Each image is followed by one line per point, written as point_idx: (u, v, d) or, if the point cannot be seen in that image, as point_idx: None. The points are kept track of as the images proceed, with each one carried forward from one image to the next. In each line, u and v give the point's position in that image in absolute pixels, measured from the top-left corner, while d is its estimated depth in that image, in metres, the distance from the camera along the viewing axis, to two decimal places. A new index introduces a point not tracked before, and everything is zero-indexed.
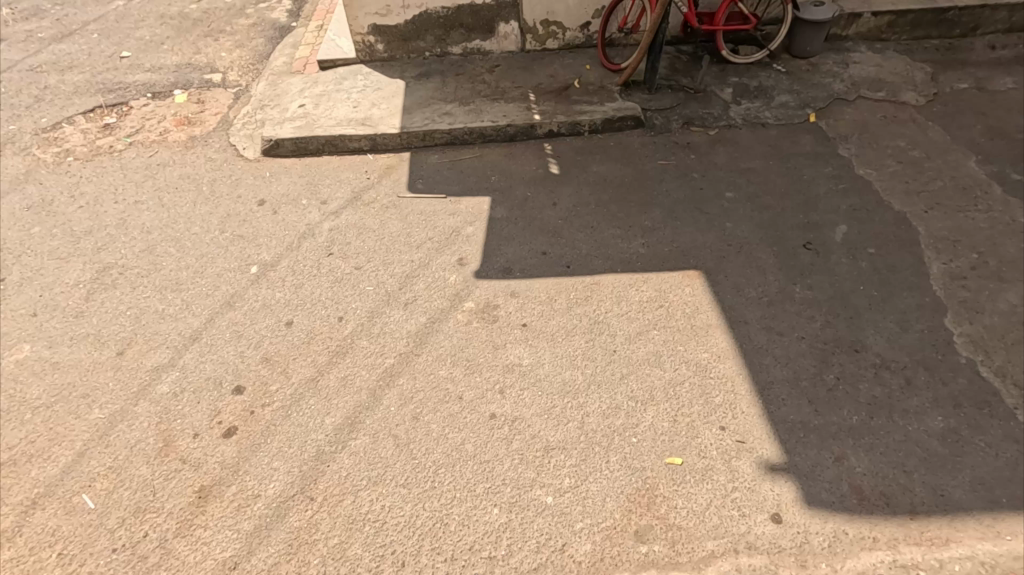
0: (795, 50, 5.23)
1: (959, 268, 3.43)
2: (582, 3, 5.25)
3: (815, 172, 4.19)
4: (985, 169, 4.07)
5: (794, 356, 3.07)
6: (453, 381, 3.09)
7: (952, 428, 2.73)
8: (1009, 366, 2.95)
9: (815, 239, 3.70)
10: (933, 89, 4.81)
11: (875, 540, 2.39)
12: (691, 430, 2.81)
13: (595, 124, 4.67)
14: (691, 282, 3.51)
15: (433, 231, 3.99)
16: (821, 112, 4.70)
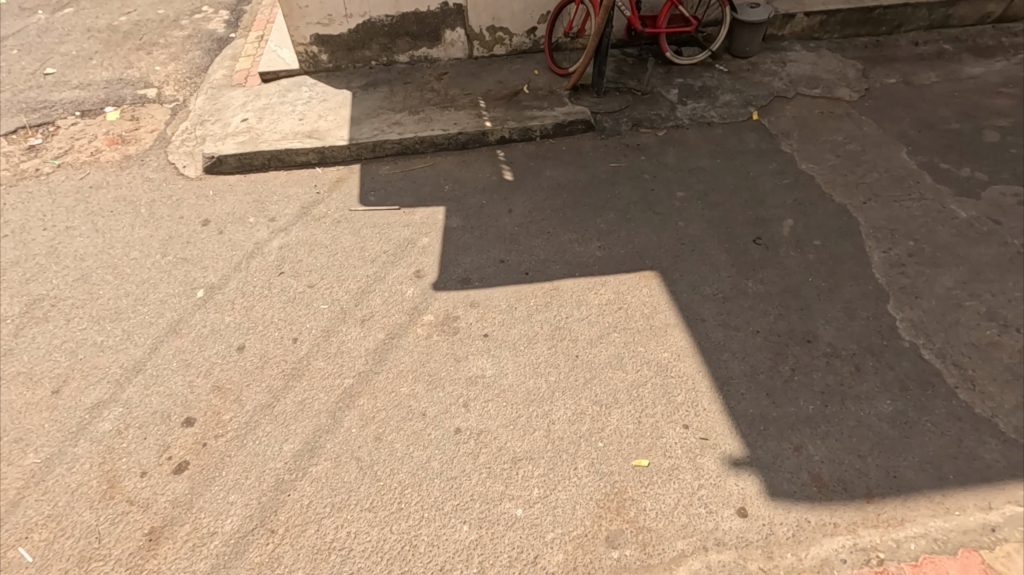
0: (734, 51, 5.39)
1: (898, 256, 3.60)
2: (527, 9, 5.27)
3: (760, 168, 4.32)
4: (916, 160, 4.28)
5: (750, 350, 3.15)
6: (416, 398, 3.02)
7: (900, 410, 2.84)
8: (949, 347, 3.09)
9: (764, 235, 3.80)
10: (864, 85, 5.04)
11: (836, 526, 2.47)
12: (656, 431, 2.83)
13: (546, 129, 4.68)
14: (648, 282, 3.56)
15: (387, 244, 3.91)
16: (763, 109, 4.85)
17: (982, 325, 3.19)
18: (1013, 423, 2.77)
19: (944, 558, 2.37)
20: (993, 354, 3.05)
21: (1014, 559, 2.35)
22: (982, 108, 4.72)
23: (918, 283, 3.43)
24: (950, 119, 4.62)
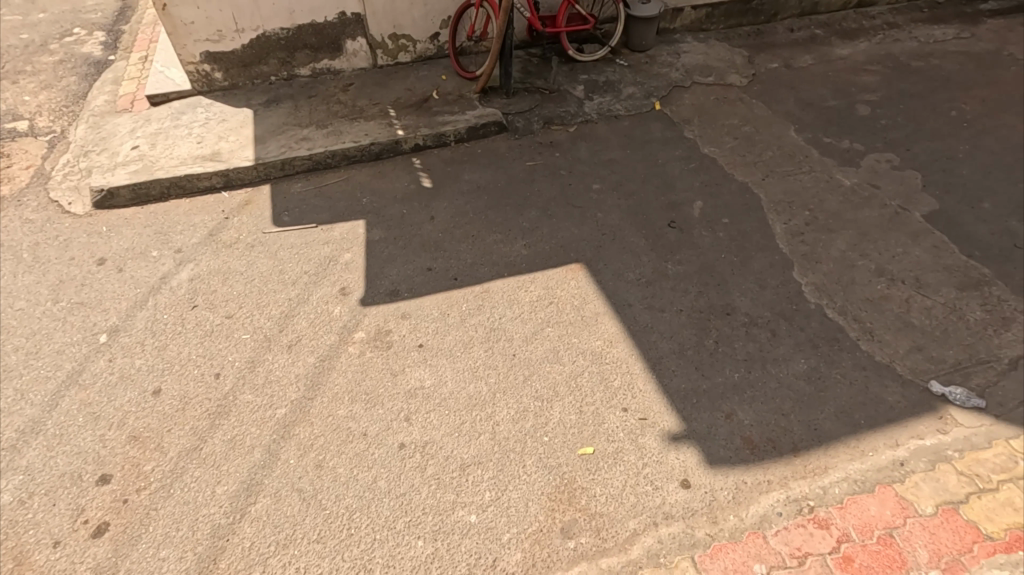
0: (632, 45, 5.62)
1: (797, 225, 3.89)
2: (428, 15, 5.24)
3: (667, 155, 4.53)
4: (803, 136, 4.64)
5: (677, 329, 3.30)
6: (355, 419, 2.93)
7: (813, 367, 3.08)
8: (848, 304, 3.38)
9: (677, 218, 4.00)
10: (751, 70, 5.41)
11: (769, 483, 2.63)
12: (598, 417, 2.91)
13: (460, 133, 4.68)
14: (575, 275, 3.64)
15: (307, 264, 3.77)
16: (664, 100, 5.09)
17: (874, 281, 3.50)
18: (908, 366, 3.07)
19: (865, 496, 2.57)
20: (885, 306, 3.36)
21: (921, 486, 2.59)
22: (853, 85, 5.19)
23: (816, 248, 3.73)
24: (828, 97, 5.05)
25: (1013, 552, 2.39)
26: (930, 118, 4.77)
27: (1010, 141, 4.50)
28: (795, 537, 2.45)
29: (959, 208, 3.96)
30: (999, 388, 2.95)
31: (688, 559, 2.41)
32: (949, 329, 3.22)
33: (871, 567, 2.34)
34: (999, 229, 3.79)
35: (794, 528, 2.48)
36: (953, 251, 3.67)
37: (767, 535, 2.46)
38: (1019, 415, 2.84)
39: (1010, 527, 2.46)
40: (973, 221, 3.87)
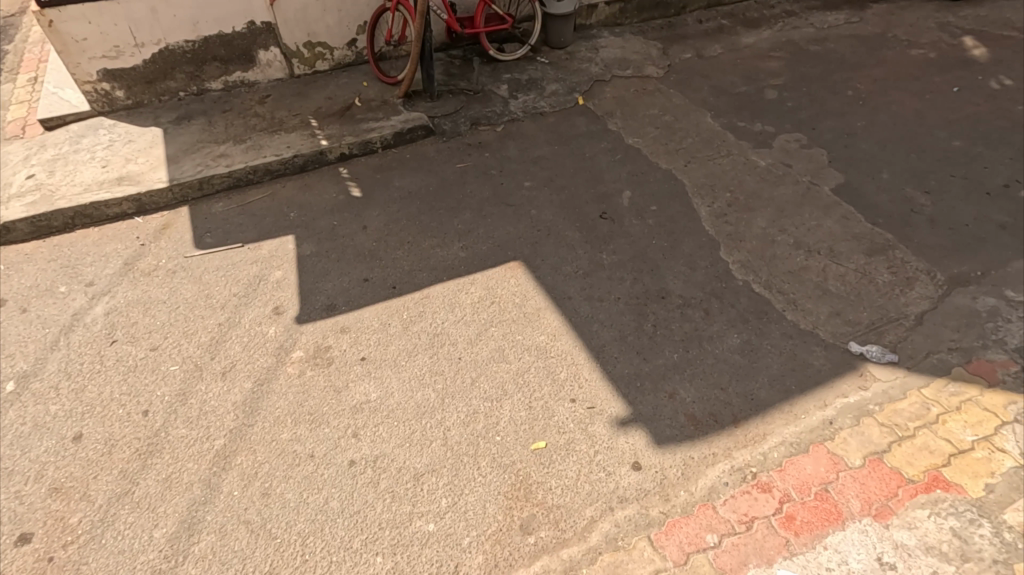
0: (551, 42, 5.71)
1: (720, 207, 4.07)
2: (342, 21, 5.12)
3: (594, 148, 4.64)
4: (719, 122, 4.87)
5: (617, 317, 3.38)
6: (300, 441, 2.83)
7: (746, 340, 3.23)
8: (772, 278, 3.58)
9: (608, 209, 4.10)
10: (666, 61, 5.62)
11: (714, 456, 2.74)
12: (547, 411, 2.94)
13: (386, 139, 4.61)
14: (514, 272, 3.67)
15: (236, 286, 3.60)
16: (586, 94, 5.20)
17: (793, 253, 3.72)
18: (830, 330, 3.28)
19: (801, 456, 2.72)
20: (805, 276, 3.58)
21: (850, 441, 2.76)
22: (760, 71, 5.49)
23: (739, 228, 3.92)
24: (738, 84, 5.32)
25: (932, 491, 2.56)
26: (830, 98, 5.12)
27: (901, 115, 4.88)
28: (742, 504, 2.56)
29: (862, 180, 4.27)
30: (909, 342, 3.19)
31: (645, 538, 2.48)
32: (862, 292, 3.47)
33: (811, 523, 2.48)
34: (898, 197, 4.11)
35: (740, 495, 2.59)
36: (860, 220, 3.94)
37: (716, 505, 2.56)
38: (928, 365, 3.08)
39: (928, 469, 2.64)
40: (875, 191, 4.17)
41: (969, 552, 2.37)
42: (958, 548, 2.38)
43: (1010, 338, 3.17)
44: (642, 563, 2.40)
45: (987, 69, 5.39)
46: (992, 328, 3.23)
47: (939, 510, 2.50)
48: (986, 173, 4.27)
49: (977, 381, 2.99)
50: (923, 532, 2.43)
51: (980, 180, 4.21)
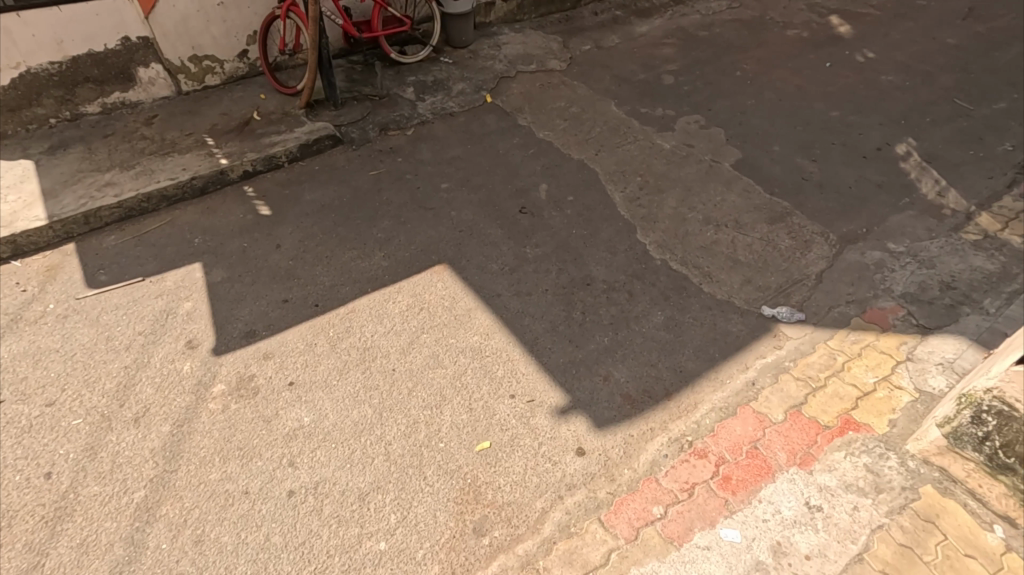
0: (453, 42, 5.68)
1: (633, 192, 4.23)
2: (229, 31, 4.85)
3: (507, 144, 4.67)
4: (623, 109, 5.04)
5: (546, 308, 3.43)
6: (231, 479, 2.67)
7: (669, 316, 3.38)
8: (687, 254, 3.75)
9: (527, 203, 4.14)
10: (568, 54, 5.75)
11: (652, 431, 2.85)
12: (488, 411, 2.94)
13: (291, 152, 4.42)
14: (440, 276, 3.63)
15: (141, 323, 3.33)
16: (493, 91, 5.23)
17: (704, 229, 3.92)
18: (743, 297, 3.49)
19: (730, 420, 2.88)
20: (716, 249, 3.78)
21: (771, 398, 2.95)
22: (656, 58, 5.73)
23: (652, 210, 4.08)
24: (637, 72, 5.53)
25: (846, 433, 2.78)
26: (722, 79, 5.43)
27: (784, 91, 5.26)
28: (682, 473, 2.67)
29: (757, 154, 4.56)
30: (813, 300, 3.46)
31: (595, 520, 2.53)
32: (768, 259, 3.71)
33: (746, 480, 2.62)
34: (790, 167, 4.43)
35: (680, 465, 2.71)
36: (759, 191, 4.22)
37: (658, 478, 2.66)
38: (831, 319, 3.35)
39: (840, 413, 2.86)
40: (769, 163, 4.48)
41: (882, 484, 2.56)
42: (873, 482, 2.58)
43: (896, 286, 3.50)
44: (596, 545, 2.45)
45: (853, 45, 5.91)
46: (881, 279, 3.55)
47: (853, 450, 2.71)
48: (861, 139, 4.69)
49: (872, 328, 3.27)
50: (842, 472, 2.63)
51: (857, 146, 4.61)
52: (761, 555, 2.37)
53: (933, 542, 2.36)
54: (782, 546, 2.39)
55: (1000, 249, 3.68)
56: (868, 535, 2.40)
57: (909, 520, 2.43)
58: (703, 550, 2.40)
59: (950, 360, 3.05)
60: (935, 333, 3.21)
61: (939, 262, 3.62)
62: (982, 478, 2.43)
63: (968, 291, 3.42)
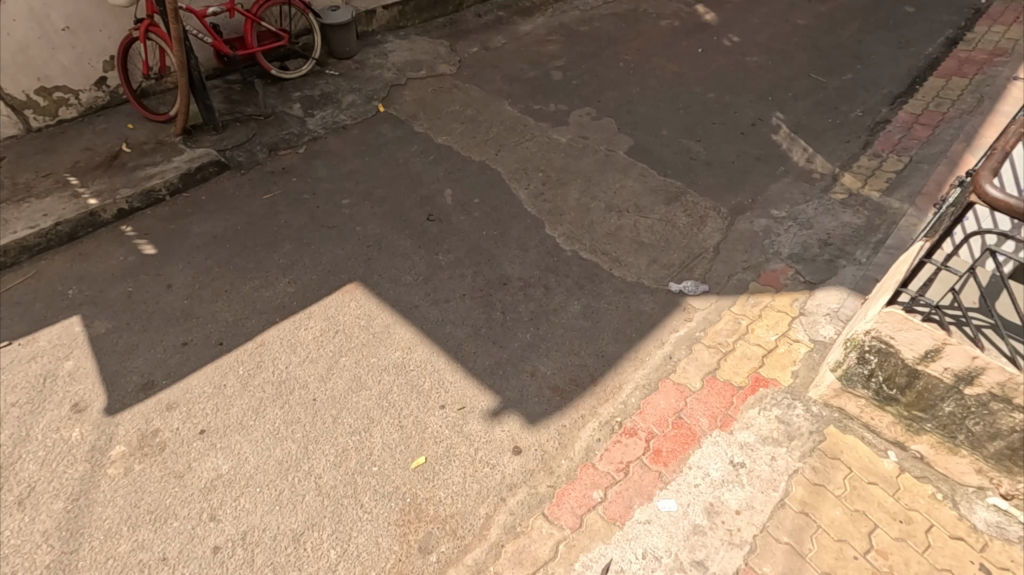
0: (336, 53, 5.51)
1: (537, 187, 4.30)
2: (81, 58, 4.40)
3: (406, 153, 4.59)
4: (517, 108, 5.11)
5: (465, 313, 3.41)
6: (145, 547, 2.43)
7: (586, 304, 3.47)
8: (595, 242, 3.87)
9: (433, 210, 4.10)
10: (456, 58, 5.75)
11: (583, 418, 2.92)
12: (419, 425, 2.88)
13: (172, 184, 4.09)
14: (352, 295, 3.51)
15: (14, 393, 2.96)
16: (385, 101, 5.12)
17: (608, 216, 4.07)
18: (652, 277, 3.65)
19: (654, 395, 3.00)
20: (622, 234, 3.93)
21: (688, 369, 3.11)
22: (542, 55, 5.87)
23: (557, 203, 4.18)
24: (526, 70, 5.63)
25: (757, 390, 2.98)
26: (607, 71, 5.65)
27: (664, 78, 5.57)
28: (616, 454, 2.75)
29: (647, 140, 4.79)
30: (713, 271, 3.68)
31: (540, 516, 2.55)
32: (669, 237, 3.91)
33: (675, 450, 2.74)
34: (678, 149, 4.69)
35: (613, 446, 2.79)
36: (653, 175, 4.44)
37: (595, 463, 2.73)
38: (731, 286, 3.58)
39: (750, 372, 3.07)
40: (659, 147, 4.72)
41: (793, 431, 2.77)
42: (785, 432, 2.78)
43: (783, 248, 3.80)
44: (543, 540, 2.47)
45: (719, 30, 6.36)
46: (769, 243, 3.85)
47: (765, 404, 2.90)
48: (737, 117, 5.06)
49: (767, 289, 3.54)
50: (758, 427, 2.81)
51: (734, 124, 4.97)
52: (697, 519, 2.49)
53: (841, 476, 2.60)
54: (714, 506, 2.52)
55: (864, 204, 4.10)
56: (786, 481, 2.59)
57: (819, 460, 2.65)
58: (645, 525, 2.48)
59: (835, 309, 3.36)
60: (820, 286, 3.52)
61: (816, 222, 3.98)
62: (874, 412, 2.70)
63: (843, 245, 3.78)
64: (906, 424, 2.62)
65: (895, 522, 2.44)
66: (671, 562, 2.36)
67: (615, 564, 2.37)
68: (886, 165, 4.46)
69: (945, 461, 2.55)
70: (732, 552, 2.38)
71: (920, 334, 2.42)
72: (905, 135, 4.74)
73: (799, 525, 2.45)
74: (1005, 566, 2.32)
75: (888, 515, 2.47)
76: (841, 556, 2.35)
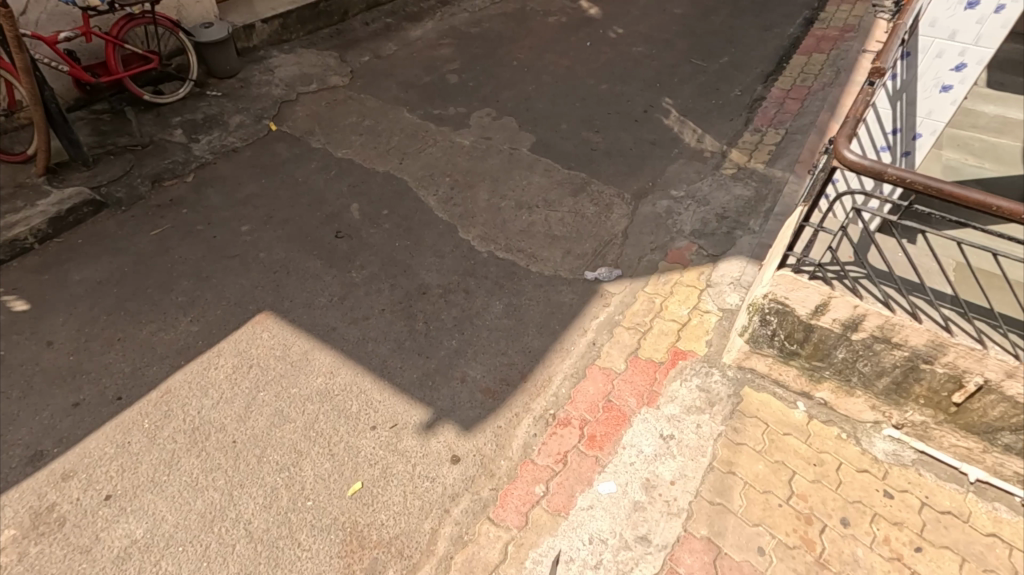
0: (217, 73, 5.19)
1: (445, 193, 4.27)
2: None
3: (305, 171, 4.41)
4: (416, 114, 5.05)
5: (387, 328, 3.33)
6: None
7: (507, 303, 3.49)
8: (510, 240, 3.91)
9: (341, 227, 3.97)
10: (347, 68, 5.59)
11: (517, 416, 2.94)
12: (351, 451, 2.78)
13: (40, 230, 3.70)
14: (264, 325, 3.33)
15: None
16: (277, 118, 4.89)
17: (519, 214, 4.11)
18: (568, 268, 3.73)
19: (583, 382, 3.06)
20: (534, 229, 3.99)
21: (612, 352, 3.21)
22: (436, 60, 5.83)
23: (467, 206, 4.17)
24: (421, 75, 5.57)
25: (677, 363, 3.12)
26: (502, 71, 5.71)
27: (558, 73, 5.71)
28: (553, 446, 2.79)
29: (548, 135, 4.89)
30: (625, 256, 3.82)
31: (486, 521, 2.54)
32: (580, 227, 4.02)
33: (608, 433, 2.82)
34: (579, 141, 4.83)
35: (549, 439, 2.82)
36: (558, 168, 4.54)
37: (534, 458, 2.75)
38: (643, 267, 3.73)
39: (669, 347, 3.21)
40: (561, 141, 4.83)
41: (713, 397, 2.93)
42: (706, 399, 2.93)
43: (685, 226, 4.01)
44: (491, 544, 2.46)
45: (604, 24, 6.61)
46: (673, 223, 4.04)
47: (685, 375, 3.05)
48: (630, 106, 5.27)
49: (676, 267, 3.72)
50: (682, 399, 2.94)
51: (628, 112, 5.18)
52: (636, 495, 2.57)
53: (760, 432, 2.78)
54: (651, 481, 2.62)
55: (751, 176, 4.41)
56: (712, 445, 2.73)
57: (738, 421, 2.83)
58: (588, 511, 2.54)
59: (738, 277, 3.59)
60: (722, 258, 3.74)
61: (711, 198, 4.23)
62: (781, 367, 2.91)
63: (738, 217, 4.05)
64: (809, 375, 2.85)
65: (810, 466, 2.65)
66: (617, 542, 2.43)
67: (564, 554, 2.40)
68: (766, 138, 4.82)
69: (845, 404, 2.81)
70: (671, 522, 2.48)
71: (809, 291, 2.62)
72: (779, 109, 5.15)
73: (729, 485, 2.59)
74: (905, 488, 2.58)
75: (803, 461, 2.67)
76: (767, 506, 2.52)
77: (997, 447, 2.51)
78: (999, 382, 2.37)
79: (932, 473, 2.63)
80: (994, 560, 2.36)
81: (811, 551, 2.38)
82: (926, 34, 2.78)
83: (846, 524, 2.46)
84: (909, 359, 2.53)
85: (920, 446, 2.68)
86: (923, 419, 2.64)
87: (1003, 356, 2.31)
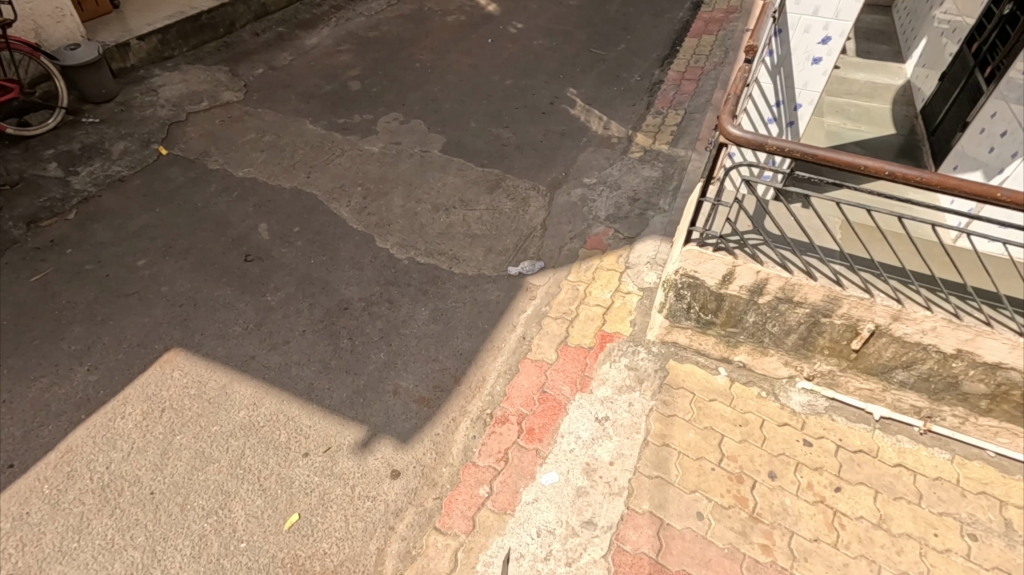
0: (91, 98, 4.79)
1: (358, 203, 4.15)
2: None
3: (203, 195, 4.15)
4: (319, 126, 4.87)
5: (311, 349, 3.20)
6: None
7: (434, 309, 3.44)
8: (431, 244, 3.85)
9: (250, 250, 3.77)
10: (240, 83, 5.30)
11: (454, 420, 2.90)
12: (285, 482, 2.65)
13: None
14: (173, 365, 3.10)
15: None
16: (167, 142, 4.57)
17: (436, 216, 4.07)
18: (492, 266, 3.73)
19: (517, 378, 3.07)
20: (453, 231, 3.96)
21: (542, 344, 3.24)
22: (335, 67, 5.65)
23: (383, 214, 4.07)
24: (321, 85, 5.38)
25: (605, 347, 3.18)
26: (405, 74, 5.61)
27: (462, 72, 5.68)
28: (493, 445, 2.78)
29: (458, 135, 4.86)
30: (546, 247, 3.86)
31: (432, 532, 2.49)
32: (499, 224, 4.02)
33: (546, 424, 2.84)
34: (489, 138, 4.83)
35: (489, 439, 2.81)
36: (471, 167, 4.52)
37: (475, 460, 2.73)
38: (564, 257, 3.79)
39: (596, 331, 3.27)
40: (472, 139, 4.81)
41: (642, 374, 3.03)
42: (635, 376, 3.02)
43: (600, 212, 4.11)
44: (441, 554, 2.43)
45: (503, 20, 6.64)
46: (588, 210, 4.13)
47: (614, 356, 3.13)
48: (536, 99, 5.33)
49: (596, 253, 3.80)
50: (612, 380, 3.01)
51: (535, 105, 5.23)
52: (578, 481, 2.61)
53: (687, 402, 2.89)
54: (591, 465, 2.66)
55: (657, 157, 4.58)
56: (645, 420, 2.82)
57: (667, 394, 2.93)
58: (533, 504, 2.55)
59: (653, 256, 3.71)
60: (637, 239, 3.86)
61: (622, 182, 4.35)
62: (700, 337, 3.05)
63: (648, 198, 4.19)
64: (726, 341, 3.00)
65: (736, 427, 2.79)
66: (564, 531, 2.45)
67: (514, 551, 2.40)
68: (667, 120, 5.02)
69: (761, 363, 2.98)
70: (614, 502, 2.53)
71: (715, 263, 2.74)
72: (676, 92, 5.37)
73: (664, 456, 2.68)
74: (821, 435, 2.77)
75: (729, 423, 2.81)
76: (701, 472, 2.63)
77: (894, 385, 2.74)
78: (889, 326, 2.58)
79: (843, 417, 2.84)
80: (902, 488, 2.58)
81: (745, 508, 2.51)
82: (793, 11, 2.94)
83: (773, 477, 2.61)
84: (811, 314, 2.70)
85: (831, 394, 2.89)
86: (829, 368, 2.84)
87: (888, 302, 2.52)
